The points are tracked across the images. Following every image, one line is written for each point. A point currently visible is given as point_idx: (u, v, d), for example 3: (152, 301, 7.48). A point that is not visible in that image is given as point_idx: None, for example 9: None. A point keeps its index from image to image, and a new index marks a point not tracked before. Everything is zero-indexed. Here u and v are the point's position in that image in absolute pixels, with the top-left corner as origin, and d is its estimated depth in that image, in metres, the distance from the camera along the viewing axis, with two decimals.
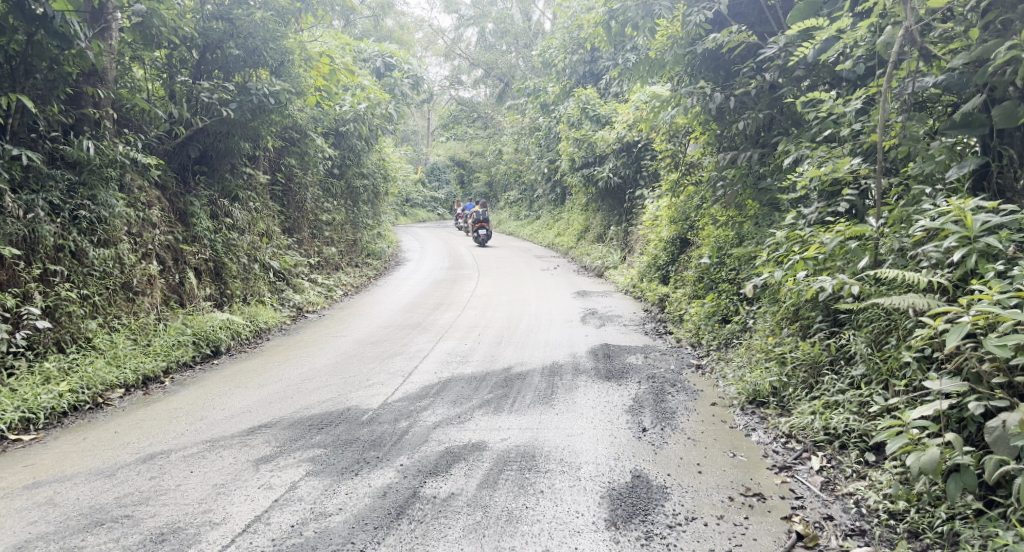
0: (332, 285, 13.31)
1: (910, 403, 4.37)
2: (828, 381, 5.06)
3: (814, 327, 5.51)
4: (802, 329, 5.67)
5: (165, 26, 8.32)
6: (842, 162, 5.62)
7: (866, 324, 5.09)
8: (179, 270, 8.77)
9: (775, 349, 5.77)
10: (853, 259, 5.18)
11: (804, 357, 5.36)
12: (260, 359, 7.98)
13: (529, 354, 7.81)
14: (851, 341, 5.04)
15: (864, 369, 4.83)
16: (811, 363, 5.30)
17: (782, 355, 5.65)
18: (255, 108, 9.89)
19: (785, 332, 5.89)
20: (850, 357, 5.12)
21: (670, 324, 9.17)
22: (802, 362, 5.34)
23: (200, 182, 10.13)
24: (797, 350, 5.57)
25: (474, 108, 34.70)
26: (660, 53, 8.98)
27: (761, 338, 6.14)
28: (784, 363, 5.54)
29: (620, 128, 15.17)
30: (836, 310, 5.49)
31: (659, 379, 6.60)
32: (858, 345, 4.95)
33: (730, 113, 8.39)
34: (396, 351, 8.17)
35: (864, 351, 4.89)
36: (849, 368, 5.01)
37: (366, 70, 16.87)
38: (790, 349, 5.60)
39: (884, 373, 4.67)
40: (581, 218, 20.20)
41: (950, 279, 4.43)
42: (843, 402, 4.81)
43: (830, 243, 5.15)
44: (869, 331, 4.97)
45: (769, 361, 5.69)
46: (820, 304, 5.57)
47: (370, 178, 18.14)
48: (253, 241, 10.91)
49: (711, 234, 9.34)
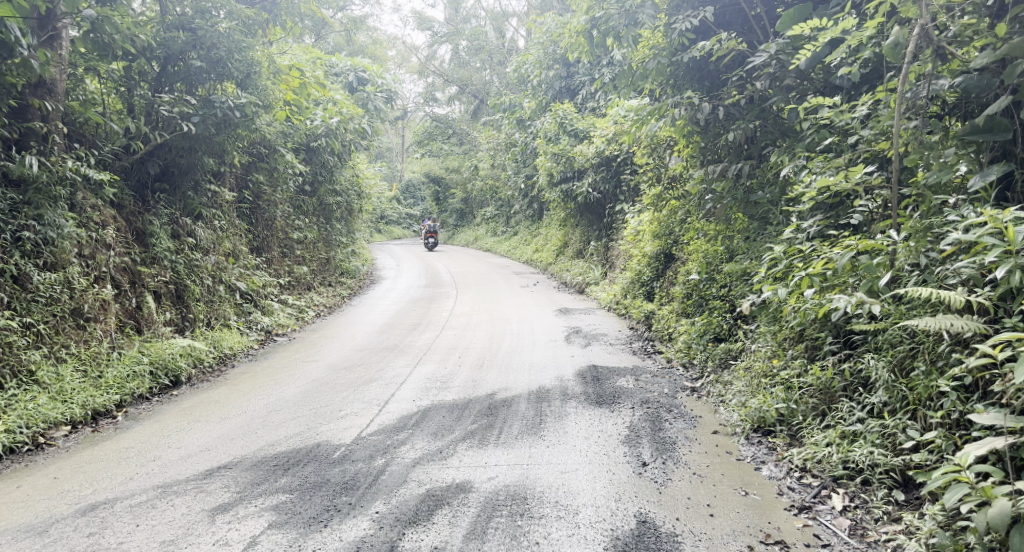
0: (303, 306, 12.76)
1: (949, 438, 4.06)
2: (843, 409, 4.70)
3: (823, 347, 5.13)
4: (809, 350, 5.29)
5: (117, 34, 7.85)
6: (849, 171, 5.27)
7: (883, 347, 4.74)
8: (136, 293, 8.24)
9: (779, 373, 5.39)
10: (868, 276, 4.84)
11: (815, 381, 4.99)
12: (223, 390, 7.43)
13: (514, 379, 7.33)
14: (869, 365, 4.67)
15: (887, 397, 4.47)
16: (823, 389, 4.93)
17: (788, 379, 5.27)
18: (220, 121, 9.43)
19: (788, 353, 5.52)
20: (866, 382, 4.76)
21: (659, 343, 8.76)
22: (813, 388, 4.97)
23: (160, 200, 9.57)
24: (805, 374, 5.20)
25: (449, 124, 34.33)
26: (643, 65, 8.59)
27: (761, 360, 5.74)
28: (790, 388, 5.17)
29: (599, 142, 14.82)
30: (848, 331, 5.12)
31: (653, 405, 6.16)
32: (878, 370, 4.59)
33: (717, 125, 8.07)
34: (371, 377, 7.65)
35: (886, 377, 4.53)
36: (866, 394, 4.66)
37: (338, 85, 16.40)
38: (797, 372, 5.22)
39: (911, 402, 4.33)
40: (559, 234, 19.80)
41: (991, 298, 4.15)
42: (863, 432, 4.45)
43: (842, 259, 4.80)
44: (891, 354, 4.62)
45: (773, 385, 5.31)
46: (829, 324, 5.20)
47: (343, 196, 17.61)
48: (217, 261, 10.37)
49: (699, 248, 8.98)
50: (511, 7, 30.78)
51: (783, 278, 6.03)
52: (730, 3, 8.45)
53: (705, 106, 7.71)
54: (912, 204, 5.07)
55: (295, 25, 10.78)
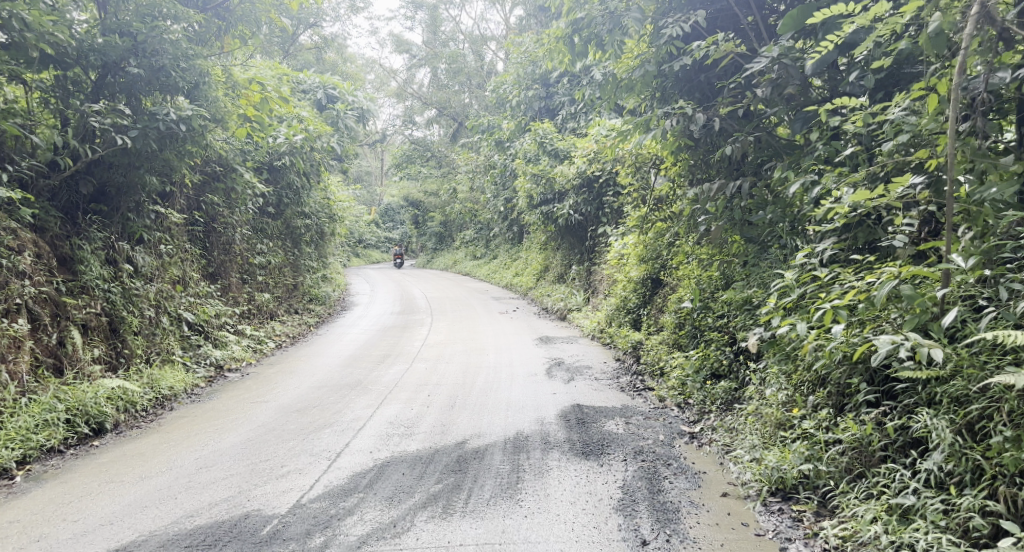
0: (262, 337, 11.80)
1: None
2: (888, 477, 4.17)
3: (858, 395, 4.51)
4: (836, 397, 4.69)
5: (29, 32, 7.10)
6: (888, 184, 4.56)
7: (940, 400, 4.19)
8: (60, 328, 7.46)
9: (799, 424, 4.76)
10: (916, 311, 4.20)
11: (849, 439, 4.41)
12: (154, 441, 6.54)
13: (488, 423, 6.43)
14: (926, 423, 4.11)
15: (951, 465, 3.94)
16: (859, 448, 4.36)
17: (813, 433, 4.65)
18: (163, 136, 8.61)
19: (809, 400, 4.89)
20: (920, 443, 4.20)
21: (650, 379, 7.85)
22: (849, 446, 4.40)
23: (93, 222, 8.65)
24: (835, 427, 4.60)
25: (428, 147, 33.50)
26: (627, 73, 7.80)
27: (772, 406, 5.08)
28: (815, 445, 4.59)
29: (580, 162, 14.04)
30: (889, 378, 4.51)
31: (649, 455, 5.32)
32: (940, 431, 4.02)
33: (711, 138, 7.28)
34: (326, 422, 6.71)
35: (950, 440, 3.98)
36: (918, 459, 4.12)
37: (305, 103, 15.51)
38: (824, 425, 4.63)
39: (989, 474, 3.79)
40: (540, 257, 18.94)
41: None
42: (920, 507, 3.91)
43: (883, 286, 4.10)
44: (955, 414, 4.05)
45: (793, 438, 4.71)
46: (862, 368, 4.59)
47: (313, 219, 16.67)
48: (161, 289, 9.48)
49: (692, 274, 8.16)
50: (490, 29, 30.16)
51: (795, 308, 5.26)
52: (724, 6, 7.71)
53: (699, 116, 6.87)
54: (964, 226, 4.36)
55: (256, 37, 9.98)
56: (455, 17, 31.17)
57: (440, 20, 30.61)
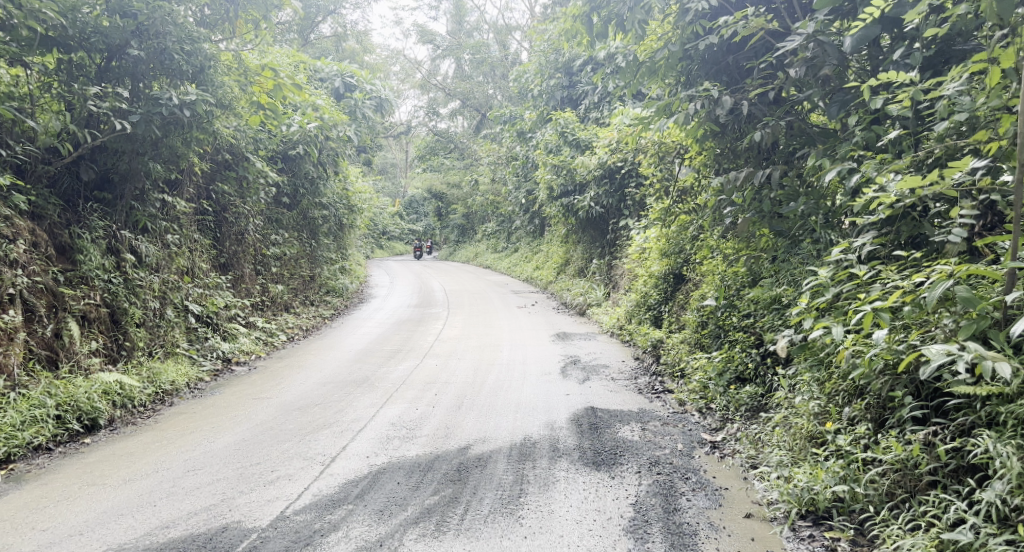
0: (274, 329, 11.53)
1: None
2: (938, 505, 3.79)
3: (903, 411, 4.13)
4: (875, 410, 4.31)
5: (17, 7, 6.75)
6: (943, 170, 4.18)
7: (1004, 422, 3.79)
8: (56, 320, 7.22)
9: (833, 440, 4.38)
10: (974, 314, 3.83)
11: (892, 459, 4.03)
12: (145, 439, 6.25)
13: (494, 426, 6.05)
14: (988, 449, 3.72)
15: (1018, 499, 3.54)
16: (904, 470, 3.98)
17: (849, 450, 4.27)
18: (167, 121, 8.37)
19: (844, 411, 4.50)
20: (979, 470, 3.81)
21: (669, 380, 7.42)
22: (891, 467, 4.01)
23: (95, 210, 8.37)
24: (874, 445, 4.22)
25: (451, 139, 33.14)
26: (650, 55, 7.35)
27: (803, 418, 4.67)
28: (852, 464, 4.20)
29: (603, 152, 13.59)
30: (941, 392, 4.12)
31: (665, 466, 4.92)
32: (1004, 459, 3.63)
33: (741, 124, 6.79)
34: (324, 423, 6.36)
35: (1018, 470, 3.58)
36: (976, 488, 3.74)
37: (323, 91, 15.21)
38: (862, 442, 4.24)
39: None
40: (561, 251, 18.51)
41: None
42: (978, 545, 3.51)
43: (936, 286, 3.73)
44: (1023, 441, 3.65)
45: (827, 455, 4.33)
46: (908, 379, 4.19)
47: (331, 209, 16.38)
48: (167, 280, 9.21)
49: (717, 270, 7.69)
50: (515, 19, 29.75)
51: (829, 309, 4.84)
52: None
53: (727, 100, 6.40)
54: None
55: (269, 23, 9.63)
56: (480, 7, 30.79)
57: (465, 10, 30.25)
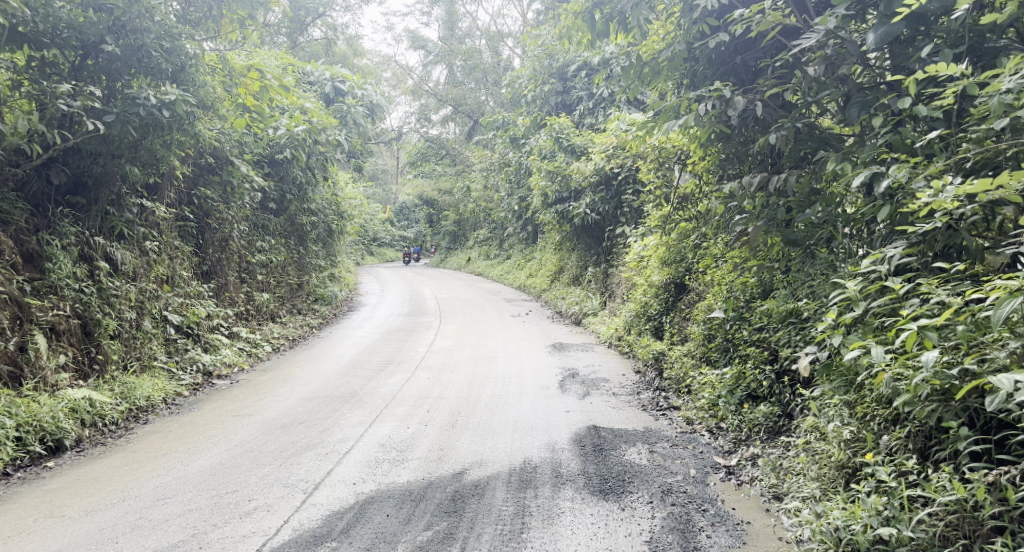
0: (258, 340, 11.08)
1: None
2: (1009, 550, 3.49)
3: (960, 444, 3.84)
4: (920, 440, 4.05)
5: None
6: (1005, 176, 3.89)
7: None
8: (22, 333, 6.82)
9: (873, 473, 4.11)
10: None
11: (948, 500, 3.73)
12: (115, 461, 5.81)
13: (491, 448, 5.64)
14: None
15: None
16: (962, 511, 3.69)
17: (892, 486, 3.98)
18: (145, 123, 7.94)
19: (881, 439, 4.26)
20: None
21: (675, 397, 7.02)
22: (947, 508, 3.72)
23: (66, 216, 7.91)
24: (924, 481, 3.93)
25: (442, 145, 32.73)
26: (654, 53, 7.00)
27: (833, 447, 4.42)
28: (897, 501, 3.92)
29: (599, 158, 13.21)
30: (1000, 423, 3.84)
31: (679, 497, 4.60)
32: None
33: (751, 125, 6.42)
34: (309, 444, 5.92)
35: None
36: None
37: (311, 94, 14.78)
38: (909, 478, 3.95)
39: None
40: (554, 259, 18.09)
41: None
42: None
43: (1001, 311, 3.55)
44: None
45: (867, 490, 4.05)
46: (959, 407, 3.90)
47: (319, 216, 15.94)
48: (145, 289, 8.76)
49: (723, 280, 7.29)
50: (507, 25, 29.42)
51: (856, 325, 4.58)
52: None
53: (739, 100, 6.03)
54: None
55: (256, 23, 9.20)
56: (472, 13, 30.46)
57: (457, 16, 29.92)
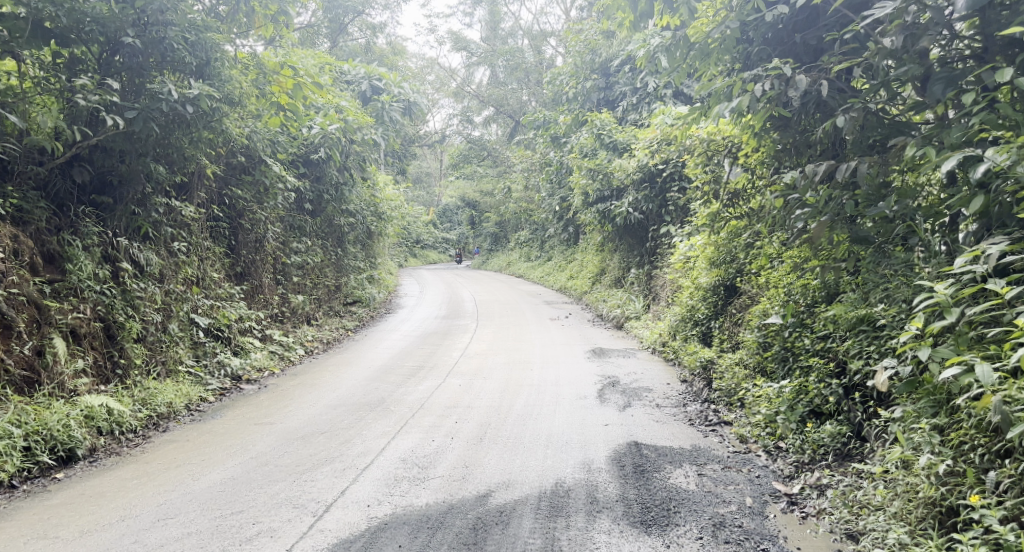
0: (292, 343, 10.76)
1: None
2: None
3: None
4: None
5: None
6: None
7: None
8: (40, 337, 6.56)
9: (981, 519, 3.58)
10: None
11: None
12: (124, 473, 5.49)
13: (521, 466, 5.17)
14: None
15: None
16: None
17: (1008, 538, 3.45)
18: (168, 119, 7.64)
19: (985, 475, 3.72)
20: None
21: (726, 409, 6.44)
22: None
23: (88, 215, 7.63)
24: None
25: (484, 146, 32.33)
26: (704, 34, 6.41)
27: (922, 481, 3.91)
28: None
29: (642, 154, 12.64)
30: None
31: (734, 539, 4.13)
32: None
33: (813, 110, 5.83)
34: (326, 456, 5.58)
35: None
36: None
37: (348, 92, 14.50)
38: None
39: None
40: (596, 260, 17.50)
41: None
42: None
43: None
44: None
45: (972, 542, 3.53)
46: None
47: (357, 216, 15.63)
48: (173, 291, 8.50)
49: (780, 282, 6.67)
50: (549, 24, 28.96)
51: (946, 337, 4.02)
52: None
53: (801, 81, 5.46)
54: None
55: (290, 19, 8.51)
56: (514, 12, 30.04)
57: (499, 16, 29.63)
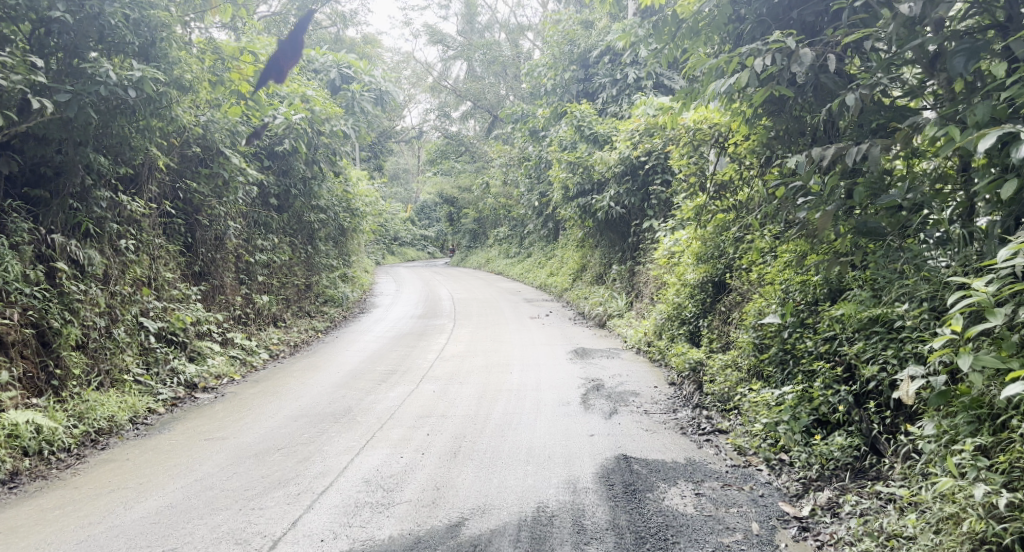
0: (255, 347, 10.09)
1: None
2: None
3: None
4: None
5: None
6: None
7: None
8: None
9: None
10: None
11: None
12: (47, 501, 4.85)
13: (498, 486, 4.60)
14: None
15: None
16: None
17: None
18: (108, 104, 6.94)
19: None
20: None
21: (720, 416, 5.91)
22: None
23: (18, 211, 6.93)
24: None
25: (461, 141, 31.67)
26: (695, 7, 5.84)
27: (967, 512, 3.48)
28: None
29: (625, 146, 12.09)
30: None
31: None
32: None
33: (815, 89, 5.28)
34: (279, 477, 4.96)
35: None
36: None
37: (316, 83, 13.82)
38: None
39: None
40: (577, 256, 16.96)
41: None
42: None
43: None
44: None
45: None
46: None
47: (328, 213, 14.95)
48: (121, 293, 7.81)
49: (777, 278, 6.14)
50: (527, 16, 28.40)
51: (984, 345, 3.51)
52: None
53: (804, 56, 4.91)
54: None
55: None
56: (491, 4, 29.42)
57: (475, 9, 29.03)
